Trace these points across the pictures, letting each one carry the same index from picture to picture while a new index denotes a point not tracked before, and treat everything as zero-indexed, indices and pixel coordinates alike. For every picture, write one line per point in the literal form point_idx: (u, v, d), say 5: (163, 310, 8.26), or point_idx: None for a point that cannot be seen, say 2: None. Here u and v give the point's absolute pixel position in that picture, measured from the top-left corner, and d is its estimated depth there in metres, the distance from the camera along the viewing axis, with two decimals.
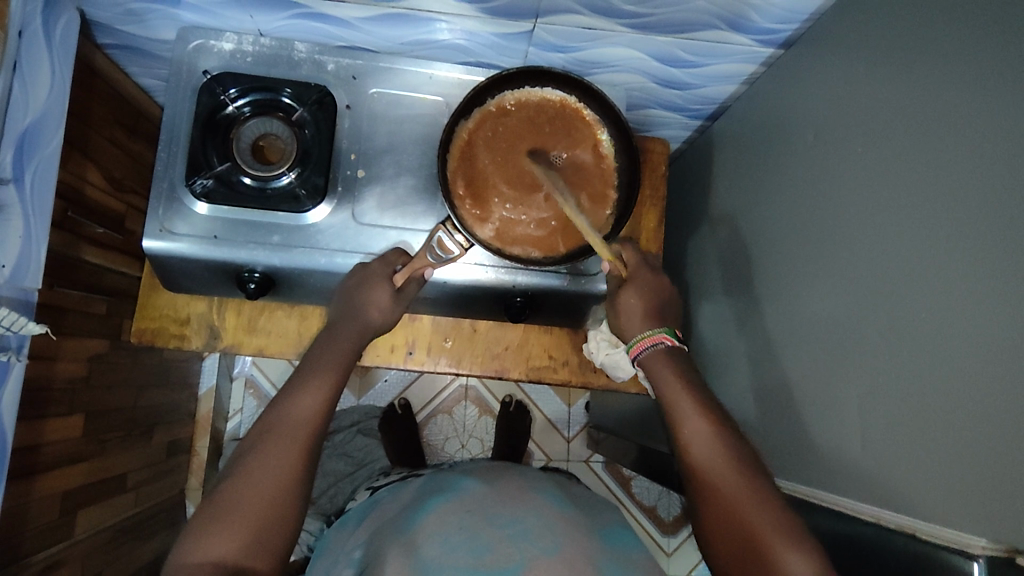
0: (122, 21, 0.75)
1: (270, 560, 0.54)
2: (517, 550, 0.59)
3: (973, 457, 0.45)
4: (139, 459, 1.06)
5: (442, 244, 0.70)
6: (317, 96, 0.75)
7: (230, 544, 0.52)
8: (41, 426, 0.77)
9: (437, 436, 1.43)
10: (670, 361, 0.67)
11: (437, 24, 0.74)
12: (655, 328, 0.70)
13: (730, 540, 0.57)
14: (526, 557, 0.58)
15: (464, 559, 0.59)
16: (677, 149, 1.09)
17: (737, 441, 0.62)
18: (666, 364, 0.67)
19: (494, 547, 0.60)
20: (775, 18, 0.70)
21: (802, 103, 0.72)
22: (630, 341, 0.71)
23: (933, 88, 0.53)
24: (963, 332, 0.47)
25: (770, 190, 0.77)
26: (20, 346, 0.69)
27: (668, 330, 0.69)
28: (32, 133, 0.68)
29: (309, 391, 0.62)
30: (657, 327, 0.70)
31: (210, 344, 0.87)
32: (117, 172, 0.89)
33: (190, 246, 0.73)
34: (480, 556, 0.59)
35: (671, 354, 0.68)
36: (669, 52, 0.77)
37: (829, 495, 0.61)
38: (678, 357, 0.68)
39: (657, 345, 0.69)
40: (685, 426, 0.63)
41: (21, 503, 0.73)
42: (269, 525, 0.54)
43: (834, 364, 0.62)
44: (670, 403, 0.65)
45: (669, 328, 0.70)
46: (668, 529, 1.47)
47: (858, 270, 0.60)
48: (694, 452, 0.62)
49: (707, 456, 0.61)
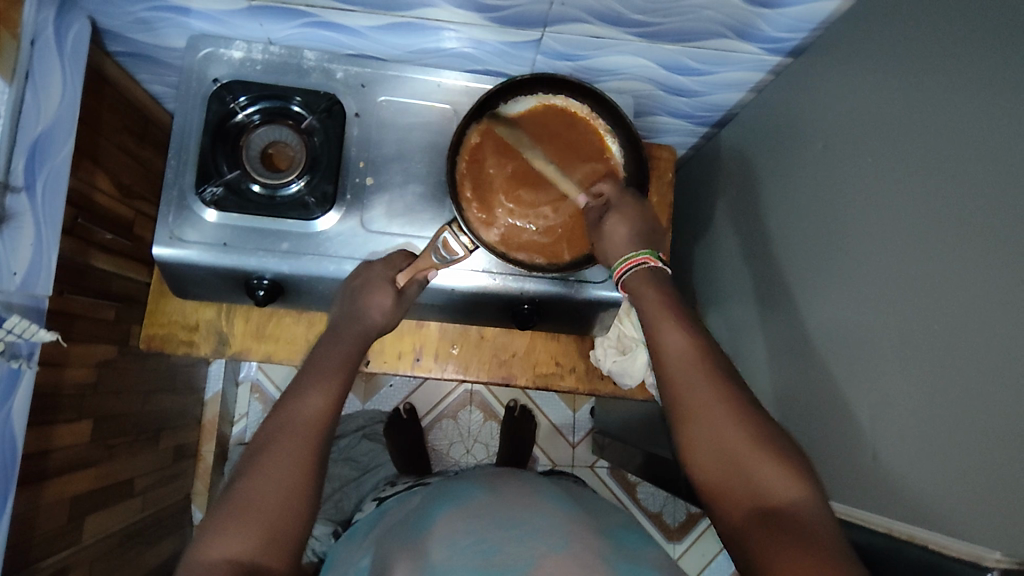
0: (132, 29, 0.76)
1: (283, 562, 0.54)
2: (524, 549, 0.59)
3: (986, 469, 0.45)
4: (146, 464, 1.06)
5: (448, 244, 0.71)
6: (326, 105, 0.76)
7: (246, 543, 0.52)
8: (50, 432, 0.77)
9: (442, 441, 1.43)
10: (653, 283, 0.63)
11: (445, 32, 0.74)
12: (638, 249, 0.66)
13: (712, 456, 0.53)
14: (532, 556, 0.58)
15: (474, 560, 0.59)
16: (683, 155, 1.09)
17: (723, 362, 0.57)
18: (649, 287, 0.63)
19: (501, 548, 0.60)
20: (783, 27, 0.70)
21: (811, 110, 0.72)
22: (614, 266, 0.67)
23: (943, 100, 0.53)
24: (972, 344, 0.47)
25: (779, 198, 0.77)
26: (31, 353, 0.69)
27: (652, 251, 0.66)
28: (43, 141, 0.69)
29: (318, 390, 0.62)
30: (640, 249, 0.66)
31: (218, 350, 0.88)
32: (125, 178, 0.90)
33: (199, 253, 0.73)
34: (490, 556, 0.59)
35: (656, 277, 0.64)
36: (676, 60, 0.77)
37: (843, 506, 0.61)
38: (663, 280, 0.64)
39: (640, 267, 0.65)
40: (665, 342, 0.58)
41: (30, 510, 0.74)
42: (283, 525, 0.55)
43: (843, 375, 0.62)
44: (655, 321, 0.60)
45: (651, 250, 0.66)
46: (674, 536, 1.47)
47: (868, 280, 0.60)
48: (678, 373, 0.56)
49: (689, 377, 0.56)
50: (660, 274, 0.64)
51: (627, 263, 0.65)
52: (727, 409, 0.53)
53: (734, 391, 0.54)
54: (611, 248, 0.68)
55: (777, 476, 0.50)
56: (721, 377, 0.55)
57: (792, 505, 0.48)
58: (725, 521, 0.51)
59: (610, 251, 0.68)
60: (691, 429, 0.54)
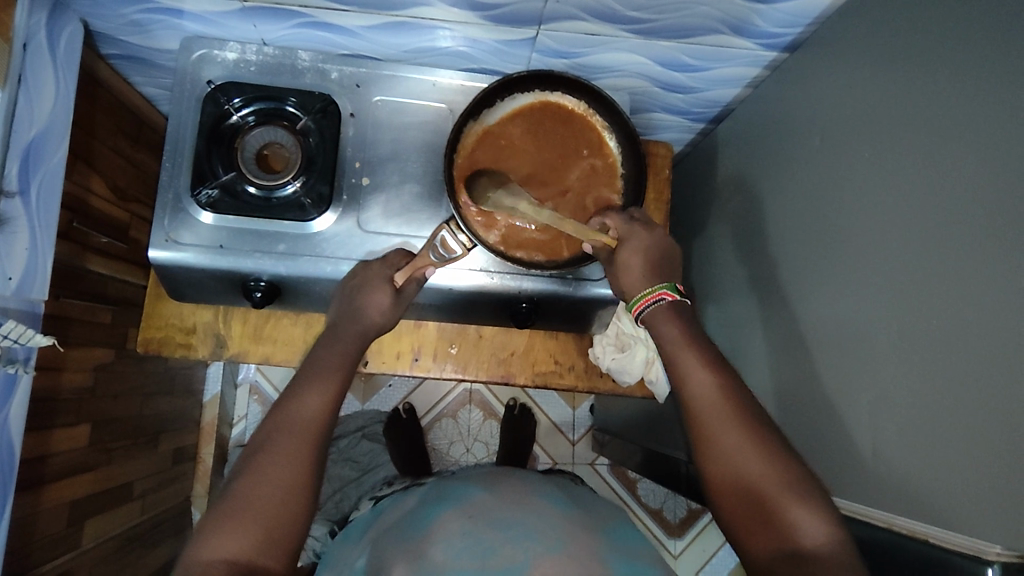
0: (125, 32, 0.76)
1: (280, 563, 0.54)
2: (521, 549, 0.60)
3: (989, 464, 0.45)
4: (145, 468, 1.06)
5: (446, 243, 0.71)
6: (321, 105, 0.75)
7: (243, 543, 0.52)
8: (49, 437, 0.77)
9: (442, 440, 1.44)
10: (676, 319, 0.64)
11: (440, 31, 0.74)
12: (656, 283, 0.66)
13: (738, 492, 0.56)
14: (529, 555, 0.59)
15: (472, 561, 0.59)
16: (680, 152, 1.09)
17: (746, 396, 0.60)
18: (670, 323, 0.64)
19: (499, 550, 0.60)
20: (778, 23, 0.70)
21: (807, 106, 0.72)
22: (632, 300, 0.67)
23: (940, 95, 0.53)
24: (971, 338, 0.47)
25: (776, 193, 0.77)
26: (27, 358, 0.69)
27: (672, 285, 0.66)
28: (37, 145, 0.68)
29: (314, 390, 0.62)
30: (657, 283, 0.66)
31: (216, 353, 0.88)
32: (120, 181, 0.89)
33: (195, 256, 0.73)
34: (487, 558, 0.59)
35: (677, 312, 0.65)
36: (672, 56, 0.77)
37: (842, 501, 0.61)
38: (684, 314, 0.65)
39: (660, 302, 0.65)
40: (688, 378, 0.61)
41: (29, 515, 0.73)
42: (283, 527, 0.55)
43: (841, 369, 0.62)
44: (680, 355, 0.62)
45: (670, 283, 0.66)
46: (674, 532, 1.48)
47: (865, 274, 0.60)
48: (704, 409, 0.59)
49: (714, 406, 0.59)
50: (681, 309, 0.65)
51: (644, 299, 0.65)
52: (752, 445, 0.56)
53: (758, 428, 0.58)
54: (628, 278, 0.68)
55: (803, 515, 0.53)
56: (746, 414, 0.58)
57: (816, 544, 0.51)
58: (751, 559, 0.54)
59: (627, 271, 0.68)
60: (719, 466, 0.57)
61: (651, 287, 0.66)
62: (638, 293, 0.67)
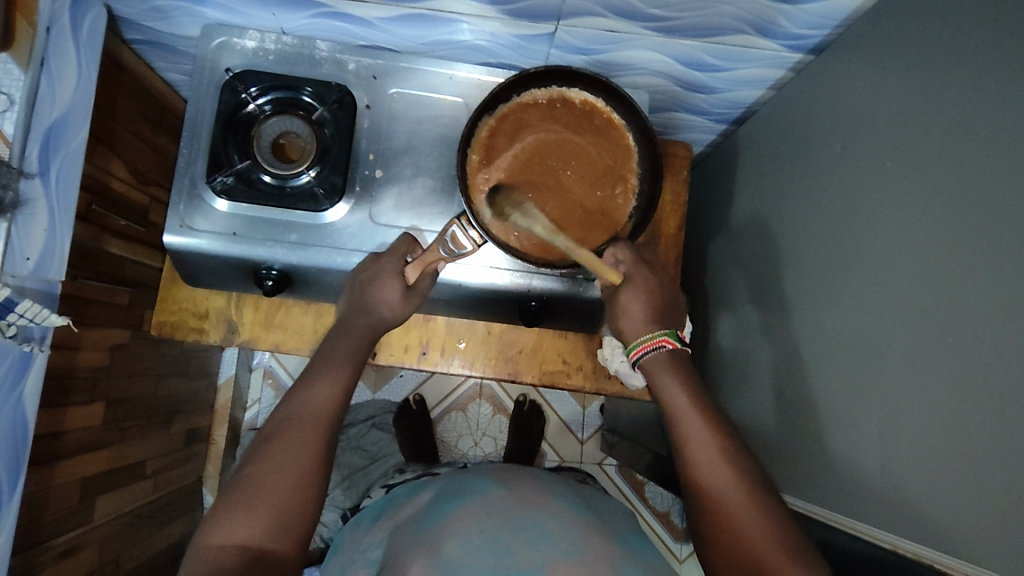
0: (147, 18, 0.76)
1: (292, 550, 0.54)
2: (537, 553, 0.59)
3: (999, 495, 0.44)
4: (159, 447, 1.09)
5: (456, 238, 0.72)
6: (337, 95, 0.75)
7: (255, 528, 0.53)
8: (63, 414, 0.78)
9: (451, 432, 1.44)
10: (677, 368, 0.64)
11: (459, 24, 0.73)
12: (656, 330, 0.66)
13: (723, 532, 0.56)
14: (543, 558, 0.58)
15: (487, 560, 0.58)
16: (700, 152, 1.07)
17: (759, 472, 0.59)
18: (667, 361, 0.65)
19: (515, 551, 0.59)
20: (804, 24, 0.68)
21: (829, 110, 0.70)
22: (631, 345, 0.67)
23: (964, 107, 0.51)
24: (983, 359, 0.45)
25: (795, 198, 0.75)
26: (43, 336, 0.70)
27: (669, 332, 0.66)
28: (59, 128, 0.70)
29: (327, 380, 0.63)
30: (657, 330, 0.66)
31: (228, 338, 0.89)
32: (141, 165, 0.90)
33: (210, 243, 0.74)
34: (502, 560, 0.58)
35: (680, 356, 0.66)
36: (694, 55, 0.75)
37: (829, 512, 0.62)
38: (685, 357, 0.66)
39: (658, 350, 0.65)
40: (702, 453, 0.59)
41: (40, 491, 0.75)
42: (295, 510, 0.55)
43: (852, 383, 0.60)
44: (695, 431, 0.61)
45: (670, 329, 0.66)
46: (680, 536, 1.46)
47: (880, 285, 0.58)
48: (717, 481, 0.58)
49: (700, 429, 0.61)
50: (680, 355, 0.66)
51: (640, 348, 0.66)
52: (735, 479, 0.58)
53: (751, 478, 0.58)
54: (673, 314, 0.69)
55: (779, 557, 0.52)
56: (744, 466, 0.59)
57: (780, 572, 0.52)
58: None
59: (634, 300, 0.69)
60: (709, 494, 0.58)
61: (651, 335, 0.66)
62: (633, 340, 0.67)
